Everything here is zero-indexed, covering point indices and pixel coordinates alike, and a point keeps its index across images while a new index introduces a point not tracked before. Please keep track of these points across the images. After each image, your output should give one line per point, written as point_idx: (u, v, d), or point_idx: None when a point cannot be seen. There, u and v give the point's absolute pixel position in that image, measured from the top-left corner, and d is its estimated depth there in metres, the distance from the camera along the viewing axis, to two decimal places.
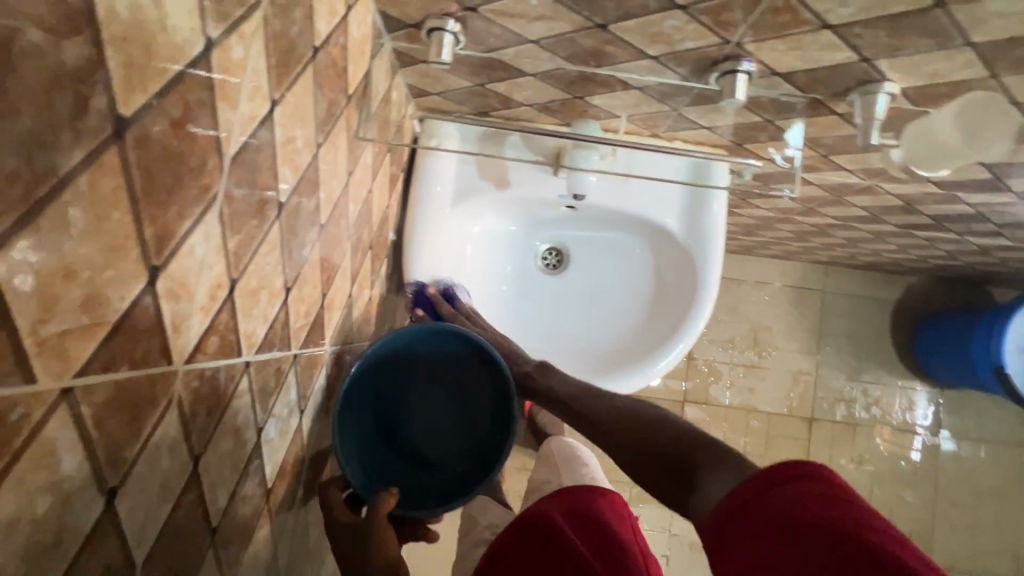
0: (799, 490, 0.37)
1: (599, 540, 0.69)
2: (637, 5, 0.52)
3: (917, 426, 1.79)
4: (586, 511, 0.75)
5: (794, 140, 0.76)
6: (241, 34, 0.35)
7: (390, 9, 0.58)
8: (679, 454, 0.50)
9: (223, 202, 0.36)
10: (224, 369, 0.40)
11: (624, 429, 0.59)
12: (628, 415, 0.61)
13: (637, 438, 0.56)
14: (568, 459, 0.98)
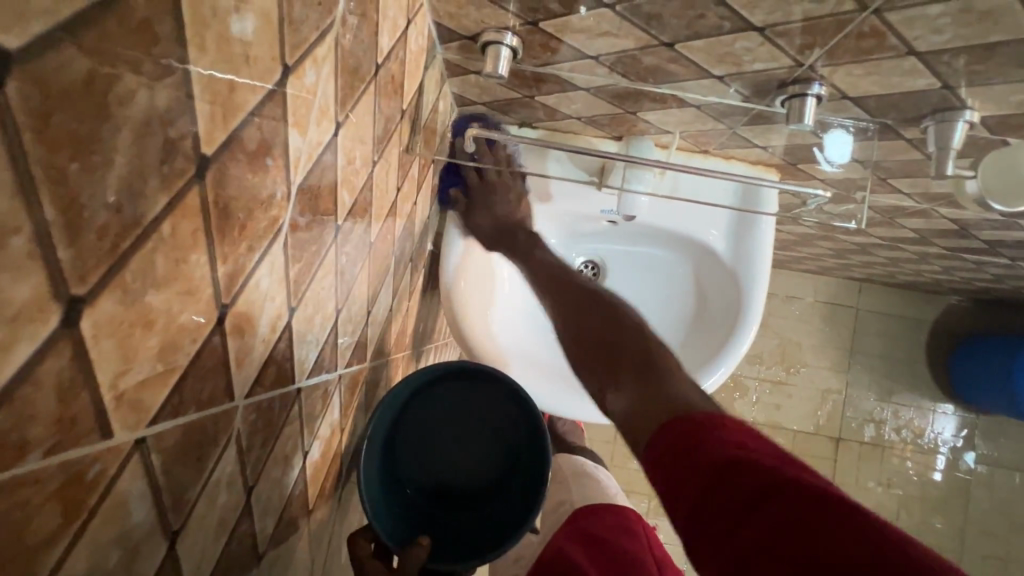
0: (742, 437, 0.37)
1: (610, 558, 0.70)
2: (709, 25, 0.50)
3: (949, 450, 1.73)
4: (599, 531, 0.77)
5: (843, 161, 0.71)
6: (315, 59, 0.33)
7: (447, 21, 0.57)
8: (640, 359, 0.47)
9: (288, 231, 0.35)
10: (278, 398, 0.39)
11: (592, 322, 0.55)
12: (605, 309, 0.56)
13: (608, 342, 0.52)
14: (579, 476, 0.97)
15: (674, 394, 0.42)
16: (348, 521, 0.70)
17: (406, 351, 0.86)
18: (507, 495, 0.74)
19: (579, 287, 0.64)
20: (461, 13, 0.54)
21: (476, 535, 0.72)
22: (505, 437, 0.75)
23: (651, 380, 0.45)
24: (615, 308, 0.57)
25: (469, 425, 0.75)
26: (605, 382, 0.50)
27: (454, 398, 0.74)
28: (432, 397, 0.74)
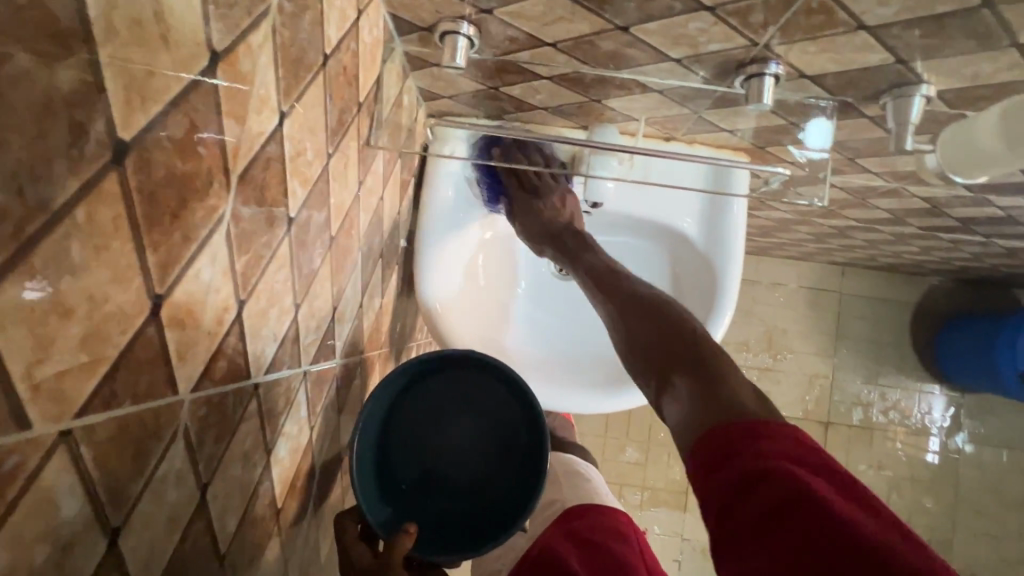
0: (791, 450, 0.39)
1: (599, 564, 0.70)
2: (661, 7, 0.50)
3: (937, 430, 1.75)
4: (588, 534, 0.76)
5: (822, 142, 0.71)
6: (249, 46, 0.33)
7: (402, 12, 0.56)
8: (703, 367, 0.49)
9: (230, 222, 0.35)
10: (232, 393, 0.39)
11: (650, 325, 0.57)
12: (663, 314, 0.58)
13: (660, 344, 0.54)
14: (570, 475, 0.96)
15: (723, 396, 0.44)
16: (325, 521, 0.70)
17: (383, 349, 0.85)
18: (507, 486, 0.73)
19: (626, 285, 0.66)
20: (415, 3, 0.54)
21: (474, 529, 0.71)
22: (506, 426, 0.75)
23: (703, 385, 0.47)
24: (665, 305, 0.59)
25: (471, 417, 0.74)
26: (656, 385, 0.52)
27: (454, 389, 0.75)
28: (427, 388, 0.74)
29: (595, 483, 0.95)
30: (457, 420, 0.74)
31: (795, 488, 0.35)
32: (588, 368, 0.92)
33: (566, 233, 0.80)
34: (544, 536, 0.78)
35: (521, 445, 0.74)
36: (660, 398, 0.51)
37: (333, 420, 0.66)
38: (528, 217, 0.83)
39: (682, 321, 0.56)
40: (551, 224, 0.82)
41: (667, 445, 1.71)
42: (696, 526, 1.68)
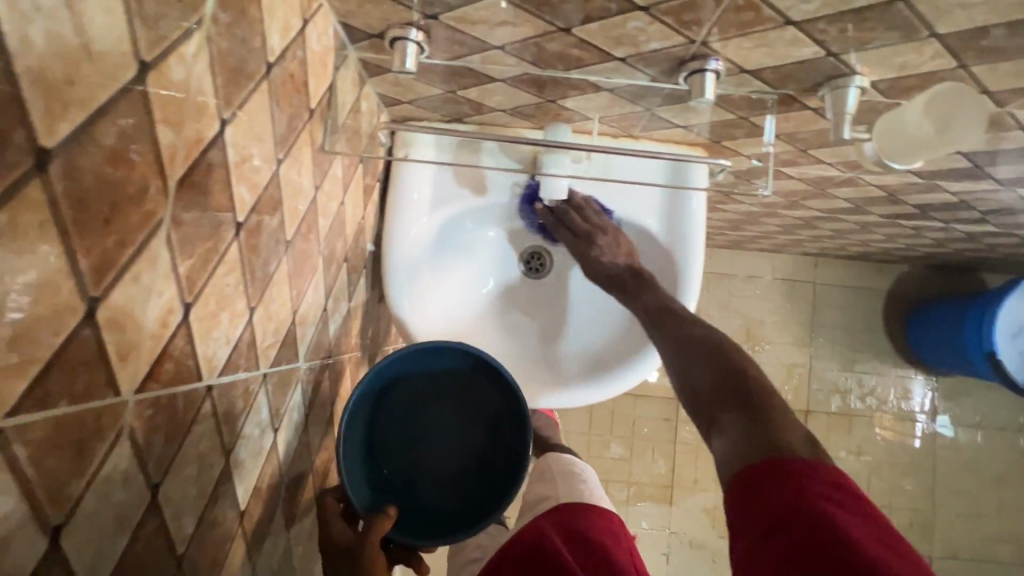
0: (836, 494, 0.42)
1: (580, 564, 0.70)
2: (599, 8, 0.52)
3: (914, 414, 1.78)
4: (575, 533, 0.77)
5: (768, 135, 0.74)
6: (181, 55, 0.34)
7: (351, 20, 0.58)
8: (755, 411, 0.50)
9: (170, 226, 0.36)
10: (182, 395, 0.39)
11: (705, 360, 0.57)
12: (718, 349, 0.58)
13: (714, 382, 0.55)
14: (566, 475, 0.96)
15: (775, 443, 0.47)
16: (297, 525, 0.70)
17: (354, 353, 0.86)
18: (485, 477, 0.81)
19: (681, 321, 0.66)
20: (362, 11, 0.56)
21: (450, 516, 0.79)
22: (488, 422, 0.82)
23: (755, 430, 0.49)
24: (717, 338, 0.60)
25: (453, 407, 0.82)
26: (706, 421, 0.54)
27: (439, 383, 0.81)
28: (412, 379, 0.80)
29: (591, 485, 0.94)
30: (441, 410, 0.81)
31: (842, 537, 0.39)
32: (559, 364, 0.94)
33: (625, 275, 0.81)
34: (532, 525, 0.79)
35: (501, 439, 0.82)
36: (707, 433, 0.53)
37: (301, 424, 0.66)
38: (588, 263, 0.84)
39: (736, 357, 0.57)
40: (611, 268, 0.82)
41: (650, 439, 1.73)
42: (682, 519, 1.70)
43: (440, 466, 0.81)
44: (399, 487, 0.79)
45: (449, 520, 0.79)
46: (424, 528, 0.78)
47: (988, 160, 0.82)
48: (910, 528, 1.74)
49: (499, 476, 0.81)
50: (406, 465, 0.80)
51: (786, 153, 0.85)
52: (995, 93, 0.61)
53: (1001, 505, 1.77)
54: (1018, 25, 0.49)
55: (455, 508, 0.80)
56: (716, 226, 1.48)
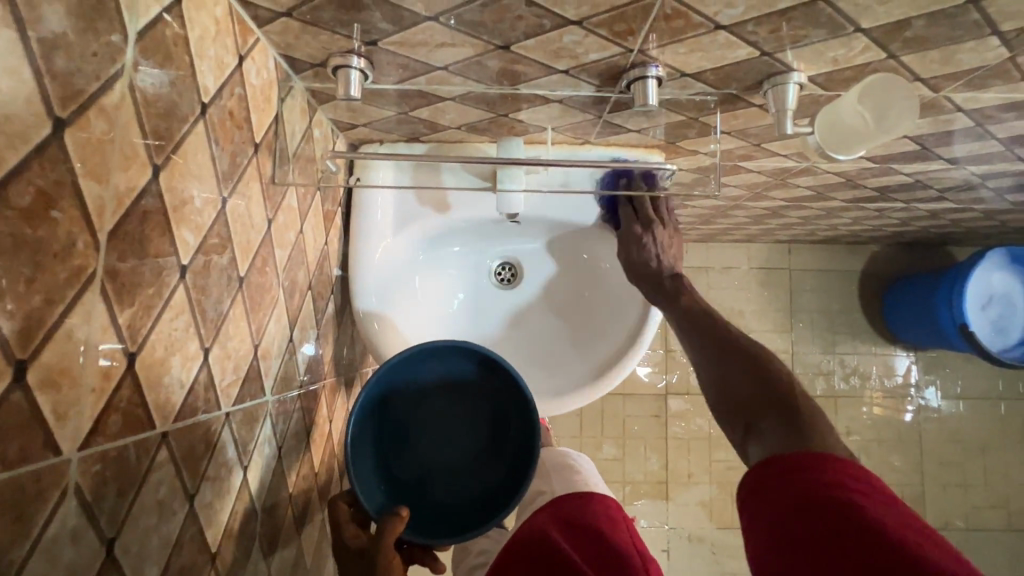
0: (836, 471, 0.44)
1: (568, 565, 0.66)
2: (533, 25, 0.52)
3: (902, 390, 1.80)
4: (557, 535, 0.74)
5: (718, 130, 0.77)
6: (102, 108, 0.34)
7: (292, 52, 0.58)
8: (788, 411, 0.52)
9: (104, 278, 0.35)
10: (134, 444, 0.39)
11: (741, 368, 0.59)
12: (751, 358, 0.60)
13: (751, 390, 0.56)
14: (560, 467, 0.93)
15: (806, 438, 0.48)
16: (277, 558, 0.69)
17: (329, 380, 0.85)
18: (494, 473, 0.81)
19: (715, 329, 0.67)
20: (300, 43, 0.56)
21: (461, 513, 0.79)
22: (495, 419, 0.82)
23: (785, 429, 0.50)
24: (754, 348, 0.62)
25: (459, 404, 0.82)
26: (741, 429, 0.55)
27: (443, 383, 0.81)
28: (415, 380, 0.81)
29: (586, 474, 0.92)
30: (446, 407, 0.81)
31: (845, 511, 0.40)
32: (542, 370, 0.94)
33: (667, 277, 0.83)
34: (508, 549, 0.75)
35: (509, 436, 0.82)
36: (745, 440, 0.54)
37: (274, 458, 0.66)
38: (634, 247, 0.86)
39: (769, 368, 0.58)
40: (652, 264, 0.85)
41: (641, 437, 1.74)
42: (679, 514, 1.70)
43: (448, 464, 0.81)
44: (409, 485, 0.79)
45: (460, 517, 0.79)
46: (436, 526, 0.78)
47: (934, 141, 0.84)
48: None
49: (509, 471, 0.80)
50: (417, 465, 0.80)
51: (741, 149, 0.87)
52: (928, 79, 0.63)
53: (989, 473, 1.80)
54: (935, 16, 0.50)
55: (466, 504, 0.80)
56: (687, 222, 1.50)
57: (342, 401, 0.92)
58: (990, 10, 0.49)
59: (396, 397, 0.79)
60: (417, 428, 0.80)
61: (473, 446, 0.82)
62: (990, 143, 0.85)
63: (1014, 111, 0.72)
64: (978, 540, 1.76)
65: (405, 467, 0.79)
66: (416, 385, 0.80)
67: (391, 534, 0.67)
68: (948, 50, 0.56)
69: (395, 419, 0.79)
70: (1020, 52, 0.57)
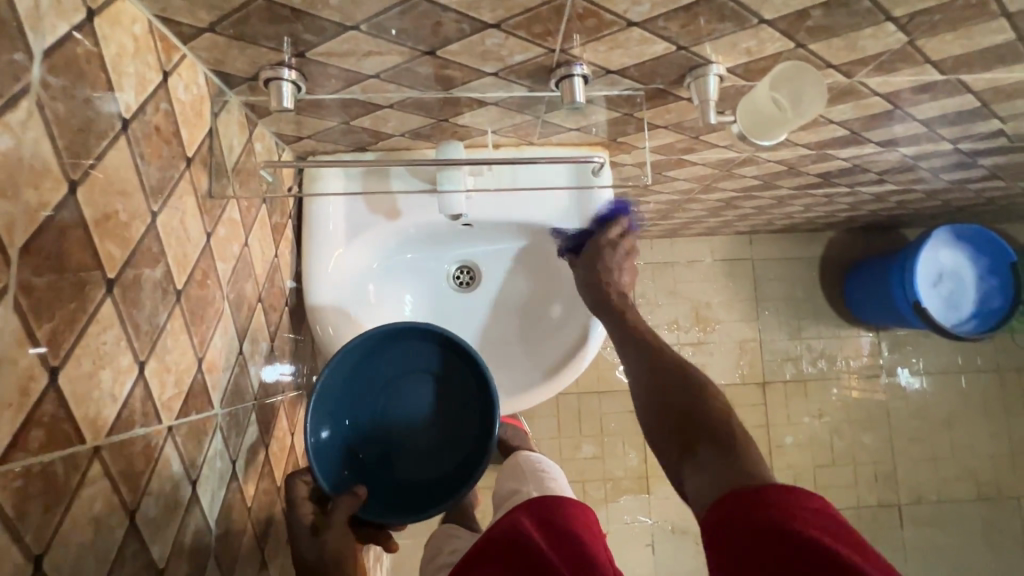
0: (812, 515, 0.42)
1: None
2: (453, 30, 0.54)
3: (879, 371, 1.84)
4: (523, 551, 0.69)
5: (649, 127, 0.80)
6: (6, 124, 0.35)
7: (221, 68, 0.59)
8: (727, 437, 0.54)
9: (17, 294, 0.35)
10: (60, 459, 0.39)
11: (676, 389, 0.61)
12: (685, 378, 0.62)
13: (686, 411, 0.58)
14: (536, 471, 0.96)
15: (748, 469, 0.49)
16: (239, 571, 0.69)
17: (288, 392, 0.85)
18: (457, 450, 0.84)
19: (649, 347, 0.70)
20: (228, 57, 0.57)
21: (426, 492, 0.81)
22: (457, 399, 0.85)
23: (723, 456, 0.52)
24: (688, 368, 0.64)
25: (424, 385, 0.85)
26: (677, 450, 0.56)
27: (408, 365, 0.84)
28: (382, 361, 0.83)
29: (559, 481, 0.94)
30: (413, 388, 0.84)
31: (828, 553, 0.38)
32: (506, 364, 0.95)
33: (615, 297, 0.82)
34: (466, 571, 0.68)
35: (472, 415, 0.85)
36: (681, 461, 0.55)
37: (228, 472, 0.65)
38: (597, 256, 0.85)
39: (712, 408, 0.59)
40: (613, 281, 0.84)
41: (619, 433, 1.75)
42: (662, 507, 1.71)
43: (412, 444, 0.83)
44: (372, 466, 0.82)
45: (426, 496, 0.81)
46: (400, 506, 0.80)
47: (861, 126, 0.88)
48: (875, 480, 1.81)
49: (472, 448, 0.83)
50: (381, 445, 0.83)
51: (681, 142, 0.90)
52: (839, 66, 0.66)
53: (957, 445, 1.85)
54: (831, 5, 0.54)
55: (426, 487, 0.82)
56: (647, 218, 1.53)
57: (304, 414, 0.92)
58: None
59: (361, 380, 0.81)
60: (384, 411, 0.83)
61: (437, 428, 0.84)
62: (913, 125, 0.89)
63: (926, 92, 0.76)
64: (950, 511, 1.81)
65: (369, 447, 0.82)
66: (383, 364, 0.83)
67: (345, 510, 0.73)
68: (850, 37, 0.60)
69: (362, 402, 0.82)
70: (917, 36, 0.61)
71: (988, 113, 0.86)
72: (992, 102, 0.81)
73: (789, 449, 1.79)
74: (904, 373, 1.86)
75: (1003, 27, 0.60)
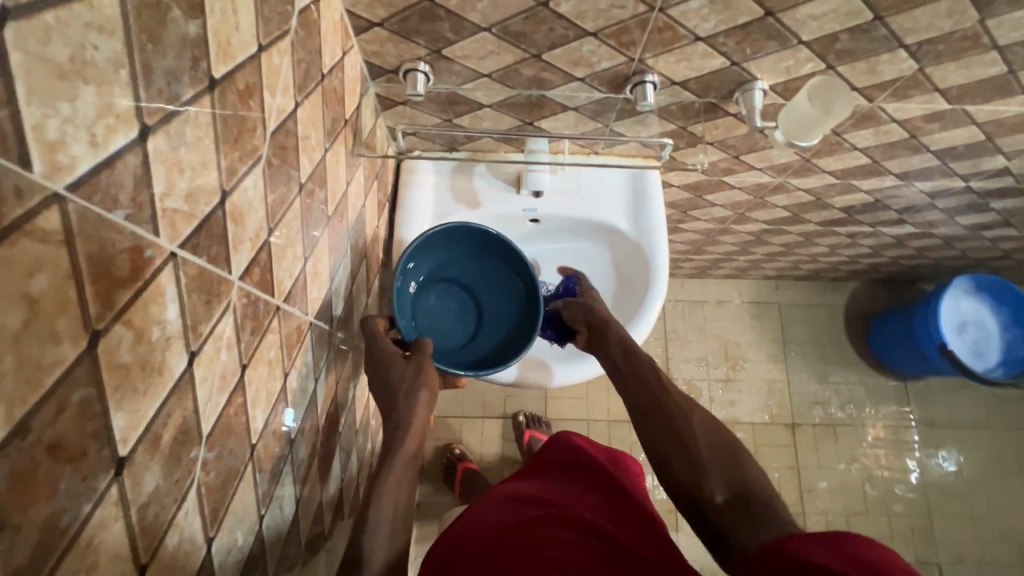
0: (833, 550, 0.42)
1: (615, 505, 0.70)
2: (561, 36, 0.71)
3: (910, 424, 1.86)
4: (579, 474, 0.78)
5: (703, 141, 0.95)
6: (279, 49, 0.50)
7: (373, 59, 0.76)
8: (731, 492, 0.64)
9: (265, 163, 0.49)
10: (263, 299, 0.50)
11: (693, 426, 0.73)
12: (698, 425, 0.72)
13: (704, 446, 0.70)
14: None
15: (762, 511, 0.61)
16: (322, 491, 0.76)
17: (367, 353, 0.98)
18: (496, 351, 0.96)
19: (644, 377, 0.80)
20: (383, 50, 0.74)
21: (469, 359, 0.95)
22: (513, 293, 0.98)
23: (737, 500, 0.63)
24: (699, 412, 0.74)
25: (489, 274, 0.98)
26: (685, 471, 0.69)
27: (482, 269, 0.98)
28: (467, 241, 0.95)
29: None
30: (481, 272, 0.98)
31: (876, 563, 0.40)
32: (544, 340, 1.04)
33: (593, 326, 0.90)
34: (524, 486, 0.76)
35: (521, 306, 0.98)
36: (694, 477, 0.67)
37: (328, 392, 0.75)
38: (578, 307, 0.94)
39: (745, 463, 0.68)
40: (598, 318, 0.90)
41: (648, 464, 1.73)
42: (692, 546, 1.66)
43: (469, 325, 0.97)
44: (432, 320, 0.95)
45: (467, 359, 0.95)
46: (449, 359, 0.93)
47: (881, 154, 1.02)
48: (912, 535, 1.75)
49: (514, 333, 0.96)
50: (443, 305, 0.97)
51: (724, 162, 1.05)
52: (862, 89, 0.81)
53: (995, 505, 1.81)
54: (855, 30, 0.69)
55: (469, 353, 0.95)
56: (681, 251, 1.66)
57: (363, 394, 1.00)
58: (893, 26, 0.68)
59: (448, 268, 0.97)
60: (455, 298, 0.98)
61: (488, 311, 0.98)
62: (927, 157, 1.03)
63: (936, 121, 0.90)
64: None
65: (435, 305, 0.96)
66: (468, 244, 0.95)
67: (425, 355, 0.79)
68: (871, 62, 0.75)
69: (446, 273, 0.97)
70: (926, 64, 0.76)
71: (993, 148, 0.99)
72: (996, 136, 0.95)
73: (821, 494, 1.77)
74: (943, 453, 1.84)
75: (996, 59, 0.75)
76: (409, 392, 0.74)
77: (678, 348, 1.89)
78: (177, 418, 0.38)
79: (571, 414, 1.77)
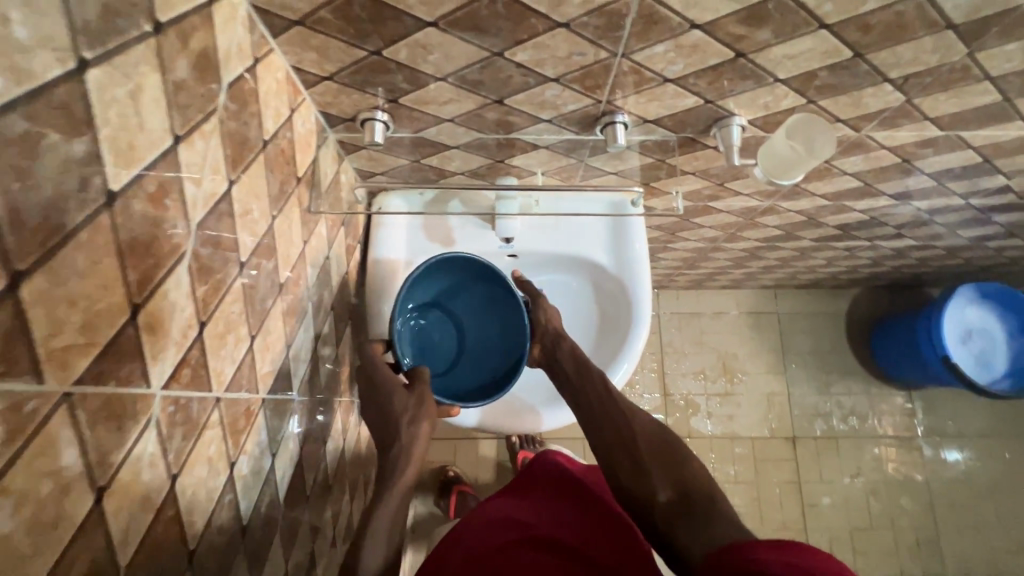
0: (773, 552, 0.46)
1: (588, 523, 0.75)
2: (520, 82, 0.67)
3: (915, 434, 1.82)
4: (559, 494, 0.83)
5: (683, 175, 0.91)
6: (202, 132, 0.47)
7: (329, 109, 0.73)
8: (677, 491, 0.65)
9: (191, 257, 0.46)
10: (196, 399, 0.47)
11: (644, 429, 0.74)
12: (647, 429, 0.74)
13: (653, 447, 0.71)
14: None
15: (703, 507, 0.63)
16: (290, 556, 0.75)
17: (342, 398, 0.97)
18: (502, 376, 0.92)
19: (593, 385, 0.82)
20: (337, 100, 0.71)
21: (453, 385, 0.93)
22: (509, 330, 0.94)
23: (682, 499, 0.64)
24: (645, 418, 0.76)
25: (489, 304, 0.95)
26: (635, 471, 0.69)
27: (480, 295, 0.95)
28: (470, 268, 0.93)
29: None
30: (482, 300, 0.95)
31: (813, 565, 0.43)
32: (529, 382, 1.04)
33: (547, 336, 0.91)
34: (506, 506, 0.81)
35: (514, 344, 0.93)
36: (640, 478, 0.68)
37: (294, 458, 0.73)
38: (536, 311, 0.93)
39: (691, 463, 0.69)
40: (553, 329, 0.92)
41: None
42: None
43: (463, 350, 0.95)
44: (427, 340, 0.94)
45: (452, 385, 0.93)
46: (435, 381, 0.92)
47: (873, 178, 0.97)
48: (918, 549, 1.72)
49: (502, 367, 0.93)
50: (443, 326, 0.96)
51: (709, 189, 1.00)
52: (848, 120, 0.77)
53: (1004, 515, 1.77)
54: (834, 68, 0.65)
55: (456, 380, 0.93)
56: (674, 266, 1.61)
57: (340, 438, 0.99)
58: (876, 62, 0.64)
59: (450, 293, 0.95)
60: (457, 321, 0.96)
61: (484, 341, 0.95)
62: (923, 178, 0.98)
63: (929, 147, 0.85)
64: None
65: (432, 324, 0.95)
66: (471, 273, 0.93)
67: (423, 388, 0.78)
68: (855, 95, 0.71)
69: (452, 295, 0.96)
70: (914, 95, 0.71)
71: (992, 169, 0.94)
72: (994, 157, 0.90)
73: (824, 510, 1.74)
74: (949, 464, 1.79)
75: (988, 89, 0.70)
76: (411, 420, 0.75)
77: (675, 361, 1.85)
78: (85, 559, 0.35)
79: (566, 433, 1.74)
